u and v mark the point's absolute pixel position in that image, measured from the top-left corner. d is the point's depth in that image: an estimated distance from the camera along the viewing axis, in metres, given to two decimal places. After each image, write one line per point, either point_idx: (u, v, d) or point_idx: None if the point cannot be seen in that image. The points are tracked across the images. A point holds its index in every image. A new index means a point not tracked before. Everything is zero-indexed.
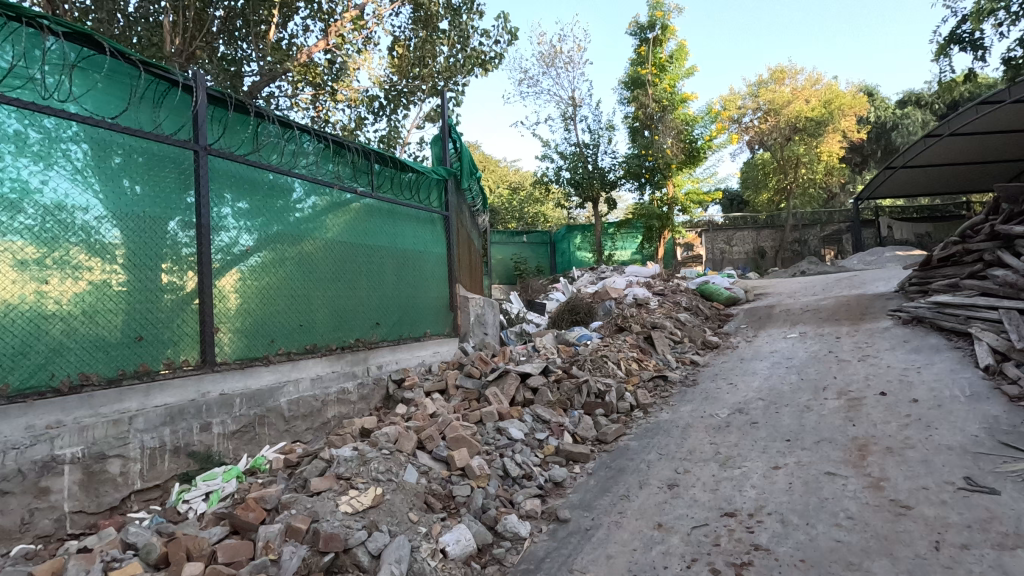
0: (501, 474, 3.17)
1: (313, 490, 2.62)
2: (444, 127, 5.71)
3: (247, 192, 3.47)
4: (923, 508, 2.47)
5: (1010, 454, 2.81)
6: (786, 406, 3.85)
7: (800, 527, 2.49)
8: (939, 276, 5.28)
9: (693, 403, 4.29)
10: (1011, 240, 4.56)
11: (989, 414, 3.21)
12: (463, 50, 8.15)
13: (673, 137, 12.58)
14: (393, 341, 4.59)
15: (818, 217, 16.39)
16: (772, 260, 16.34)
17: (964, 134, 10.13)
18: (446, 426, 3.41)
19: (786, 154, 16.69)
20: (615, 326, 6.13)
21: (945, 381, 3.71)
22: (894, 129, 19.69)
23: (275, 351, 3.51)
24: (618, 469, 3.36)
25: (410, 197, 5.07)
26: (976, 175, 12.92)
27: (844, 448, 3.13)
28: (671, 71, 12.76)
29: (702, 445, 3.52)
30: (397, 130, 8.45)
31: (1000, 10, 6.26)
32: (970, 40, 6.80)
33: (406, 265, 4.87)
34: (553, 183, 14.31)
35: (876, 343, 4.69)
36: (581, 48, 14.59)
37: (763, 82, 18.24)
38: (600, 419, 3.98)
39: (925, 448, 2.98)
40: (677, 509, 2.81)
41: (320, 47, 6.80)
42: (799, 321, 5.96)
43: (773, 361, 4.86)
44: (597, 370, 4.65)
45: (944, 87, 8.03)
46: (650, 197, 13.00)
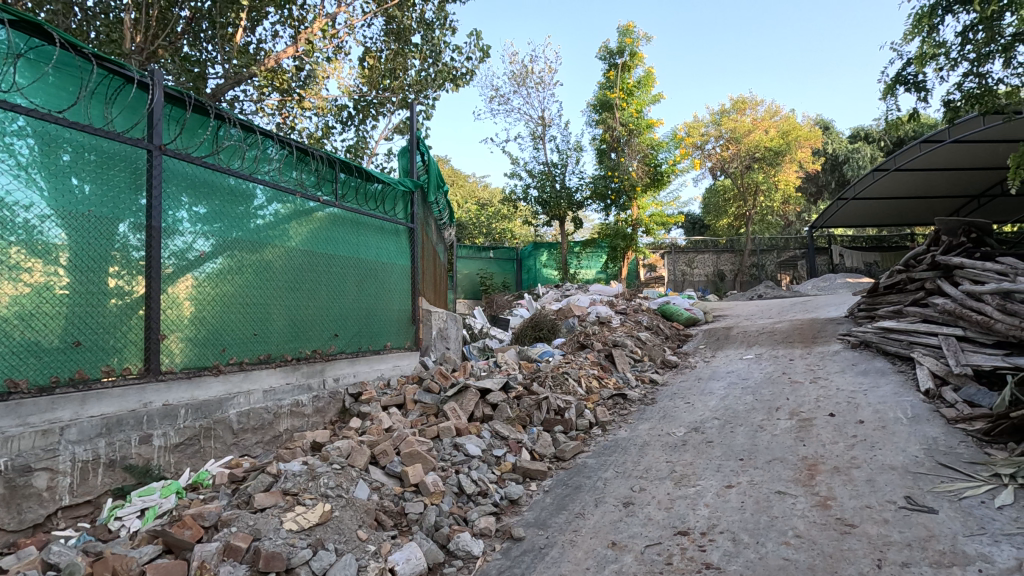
0: (455, 490, 3.11)
1: (257, 506, 2.50)
2: (412, 139, 5.68)
3: (205, 196, 3.36)
4: (866, 526, 2.54)
5: (947, 474, 2.92)
6: (741, 426, 3.92)
7: (750, 545, 2.52)
8: (885, 302, 5.52)
9: (651, 421, 4.33)
10: (950, 270, 4.82)
11: (928, 436, 3.34)
12: (434, 64, 8.16)
13: (639, 160, 12.93)
14: (352, 352, 4.49)
15: (776, 243, 16.96)
16: (731, 283, 16.80)
17: (910, 169, 10.72)
18: (401, 441, 3.33)
19: (746, 181, 17.72)
20: (576, 343, 6.17)
21: (889, 404, 3.85)
22: (845, 162, 20.72)
23: (226, 360, 3.38)
24: (575, 486, 3.34)
25: (375, 207, 5.01)
26: (920, 208, 13.68)
27: (794, 467, 3.20)
28: (638, 96, 13.08)
29: (658, 463, 3.54)
30: (365, 141, 8.41)
31: (941, 55, 6.66)
32: (913, 82, 7.21)
33: (368, 276, 4.79)
34: (521, 201, 14.46)
35: (826, 366, 4.85)
36: (552, 70, 14.85)
37: (726, 111, 18.80)
38: (559, 436, 3.97)
39: (869, 468, 3.08)
40: (632, 528, 2.81)
41: (288, 54, 6.70)
42: (755, 342, 6.12)
43: (729, 382, 4.96)
44: (557, 387, 4.65)
45: (890, 125, 8.45)
46: (616, 218, 13.27)
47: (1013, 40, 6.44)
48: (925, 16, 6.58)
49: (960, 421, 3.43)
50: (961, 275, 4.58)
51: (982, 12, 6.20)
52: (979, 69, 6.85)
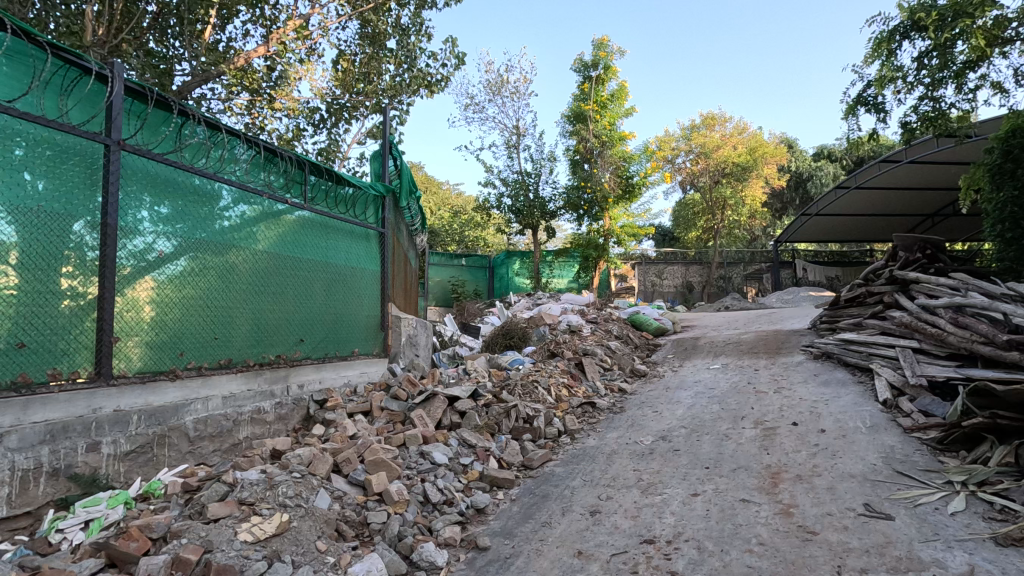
0: (420, 499, 3.04)
1: (210, 516, 2.40)
2: (385, 143, 5.61)
3: (168, 195, 3.24)
4: (827, 534, 2.57)
5: (904, 481, 2.99)
6: (707, 434, 3.96)
7: (714, 554, 2.53)
8: (846, 315, 5.68)
9: (619, 430, 4.34)
10: (907, 284, 5.01)
11: (886, 445, 3.43)
12: (409, 70, 8.12)
13: (611, 171, 13.10)
14: (318, 359, 4.38)
15: (743, 256, 17.39)
16: (700, 294, 17.11)
17: (870, 187, 11.13)
18: (366, 449, 3.26)
19: (715, 196, 18.10)
20: (547, 352, 6.17)
21: (849, 413, 3.95)
22: (809, 180, 21.37)
23: (184, 365, 3.25)
24: (542, 495, 3.32)
25: (345, 211, 4.93)
26: (879, 225, 14.21)
27: (758, 475, 3.24)
28: (612, 109, 13.29)
29: (625, 472, 3.54)
30: (337, 144, 8.30)
31: (899, 79, 6.96)
32: (873, 104, 7.51)
33: (336, 281, 4.70)
34: (495, 209, 14.47)
35: (790, 376, 4.95)
36: (527, 80, 14.95)
37: (696, 127, 19.23)
38: (527, 444, 3.94)
39: (830, 476, 3.14)
40: (598, 537, 2.79)
41: (259, 53, 6.57)
42: (722, 353, 6.22)
43: (696, 391, 5.02)
44: (526, 395, 4.63)
45: (851, 144, 8.77)
46: (588, 228, 13.38)
47: (964, 67, 6.78)
48: (884, 41, 6.87)
49: (915, 430, 3.53)
50: (918, 290, 4.75)
51: (936, 39, 6.52)
52: (933, 93, 7.19)
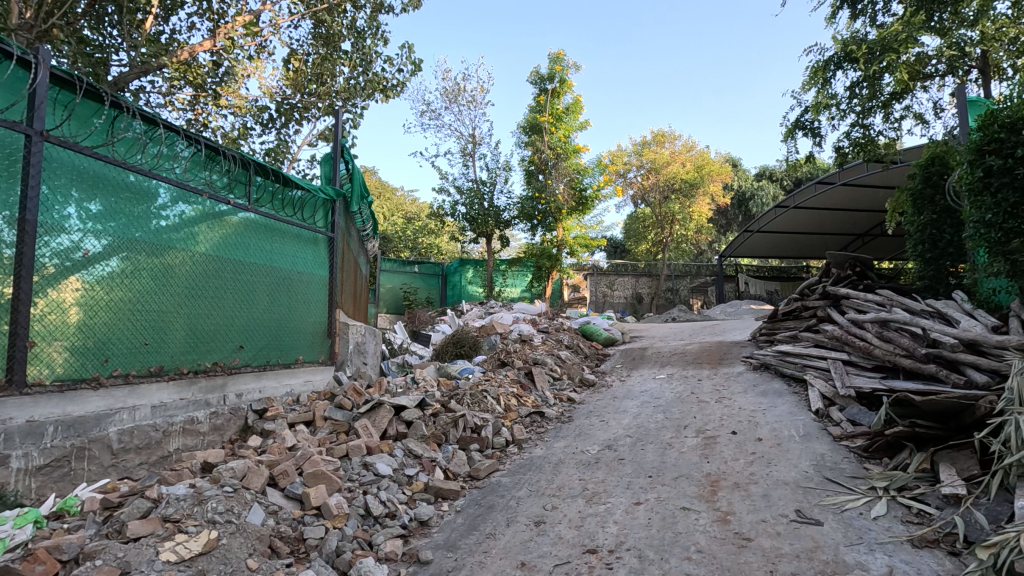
0: (361, 512, 2.96)
1: (130, 535, 2.27)
2: (337, 146, 5.50)
3: (99, 192, 3.04)
4: (761, 540, 2.66)
5: (832, 488, 3.14)
6: (651, 443, 4.04)
7: (655, 562, 2.57)
8: (783, 328, 5.95)
9: (567, 439, 4.37)
10: (838, 299, 5.30)
11: (817, 452, 3.59)
12: (364, 73, 7.99)
13: (565, 183, 13.30)
14: (258, 366, 4.21)
15: (690, 269, 18.00)
16: (648, 306, 17.55)
17: (807, 207, 11.77)
18: (305, 460, 3.14)
19: (664, 211, 18.66)
20: (497, 361, 6.15)
21: (784, 422, 4.12)
22: (751, 199, 22.39)
23: (110, 372, 3.04)
24: (487, 506, 3.29)
25: (292, 214, 4.76)
26: (814, 243, 15.01)
27: (698, 483, 3.32)
28: (567, 122, 13.50)
29: (571, 481, 3.56)
30: (286, 145, 8.06)
31: (833, 106, 7.41)
32: (810, 128, 7.94)
33: (281, 286, 4.53)
34: (449, 216, 14.41)
35: (730, 386, 5.13)
36: (484, 89, 15.01)
37: (647, 143, 19.84)
38: (473, 454, 3.91)
39: (766, 483, 3.26)
40: (542, 547, 2.78)
41: (204, 47, 6.30)
42: (667, 363, 6.39)
43: (642, 401, 5.12)
44: (475, 405, 4.60)
45: (790, 166, 9.24)
46: (542, 238, 13.48)
47: (890, 98, 7.29)
48: (820, 69, 7.30)
49: (844, 438, 3.71)
50: (848, 305, 5.03)
51: (866, 70, 6.97)
52: (864, 121, 7.69)
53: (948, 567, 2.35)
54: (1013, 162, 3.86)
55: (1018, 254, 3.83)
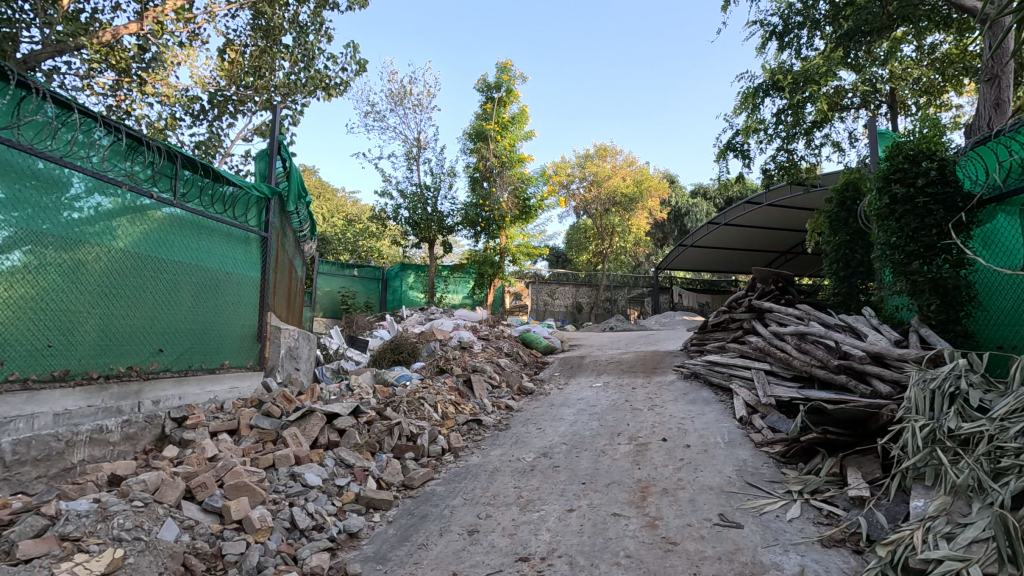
0: (286, 526, 2.84)
1: (20, 557, 2.08)
2: (274, 143, 5.27)
3: (2, 178, 2.77)
4: (686, 544, 2.76)
5: (752, 492, 3.30)
6: (585, 450, 4.12)
7: (585, 567, 2.61)
8: (712, 339, 6.24)
9: (503, 447, 4.37)
10: (762, 313, 5.62)
11: (740, 458, 3.78)
12: (306, 69, 7.75)
13: (509, 192, 13.38)
14: (179, 371, 3.96)
15: (628, 281, 18.55)
16: (588, 315, 17.90)
17: (736, 225, 12.41)
18: (226, 471, 2.98)
19: (605, 223, 19.16)
20: (435, 368, 6.08)
21: (711, 429, 4.30)
22: (686, 215, 23.38)
23: (6, 377, 2.77)
24: (421, 515, 3.23)
25: (223, 211, 4.52)
26: (743, 259, 15.84)
27: (629, 490, 3.40)
28: (512, 131, 13.63)
29: (506, 489, 3.57)
30: (219, 138, 7.68)
31: (761, 130, 7.88)
32: (740, 150, 8.41)
33: (207, 287, 4.29)
34: (391, 220, 14.17)
35: (662, 395, 5.31)
36: (430, 94, 14.92)
37: (590, 156, 20.34)
38: (408, 463, 3.84)
39: (692, 488, 3.38)
40: (474, 556, 2.76)
41: (130, 30, 5.91)
42: (604, 371, 6.54)
43: (578, 408, 5.21)
44: (412, 413, 4.52)
45: (722, 185, 9.73)
46: (485, 245, 13.47)
47: (811, 126, 7.85)
48: (750, 96, 7.76)
49: (764, 444, 3.92)
50: (771, 318, 5.34)
51: (791, 98, 7.47)
52: (788, 146, 8.22)
53: (852, 565, 2.52)
54: (914, 192, 4.23)
55: (917, 275, 4.20)
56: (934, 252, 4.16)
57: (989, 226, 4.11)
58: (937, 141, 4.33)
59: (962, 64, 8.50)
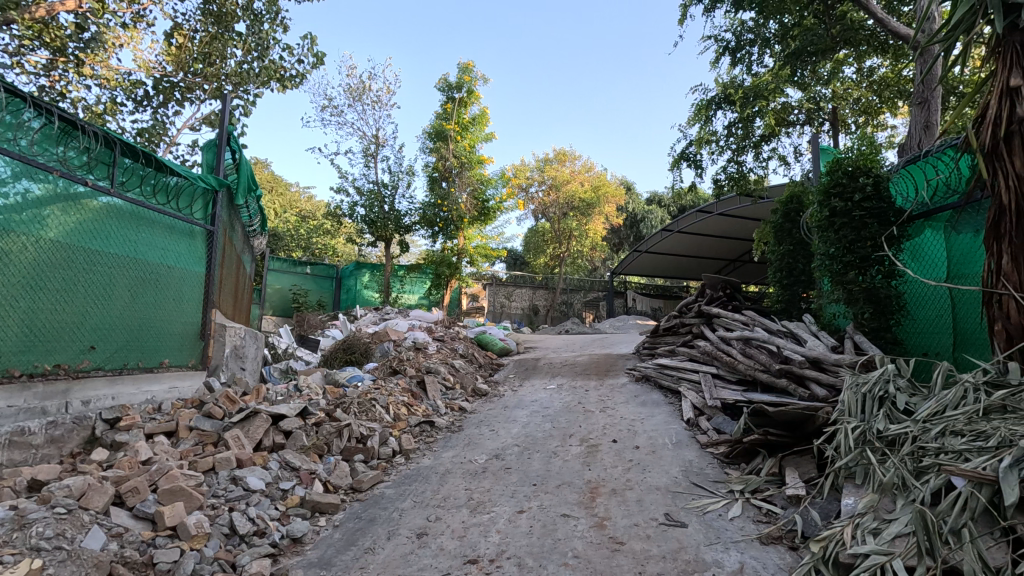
0: (225, 532, 2.72)
1: None
2: (223, 133, 5.07)
3: None
4: (632, 543, 2.81)
5: (697, 492, 3.40)
6: (537, 452, 4.14)
7: (533, 569, 2.62)
8: (663, 342, 6.40)
9: (455, 449, 4.34)
10: (710, 318, 5.80)
11: (686, 459, 3.88)
12: (260, 59, 7.49)
13: (468, 193, 13.36)
14: (112, 370, 3.74)
15: (584, 284, 18.81)
16: (544, 317, 18.03)
17: (689, 232, 12.78)
18: (161, 475, 2.84)
19: (562, 227, 19.37)
20: (389, 369, 5.99)
21: (659, 431, 4.41)
22: (642, 221, 23.92)
23: None
24: (368, 519, 3.16)
25: (166, 202, 4.31)
26: (694, 266, 16.33)
27: (579, 491, 3.44)
28: (473, 132, 13.61)
29: (457, 491, 3.54)
30: (164, 126, 7.33)
31: (713, 142, 8.16)
32: (693, 160, 8.67)
33: (146, 281, 4.08)
34: (346, 217, 13.87)
35: (614, 397, 5.40)
36: (390, 91, 14.72)
37: (549, 160, 20.54)
38: (357, 465, 3.76)
39: (640, 489, 3.45)
40: (422, 560, 2.73)
41: (67, 7, 5.56)
42: (558, 373, 6.60)
43: (532, 410, 5.23)
44: (362, 414, 4.44)
45: (676, 194, 10.02)
46: (442, 246, 13.36)
47: (760, 140, 8.18)
48: (703, 108, 8.02)
49: (709, 445, 4.04)
50: (719, 323, 5.52)
51: (742, 112, 7.77)
52: (739, 158, 8.54)
53: (788, 561, 2.62)
54: (851, 206, 4.48)
55: (852, 284, 4.44)
56: (868, 263, 4.43)
57: (918, 240, 4.38)
58: (874, 158, 4.59)
59: (897, 87, 9.06)
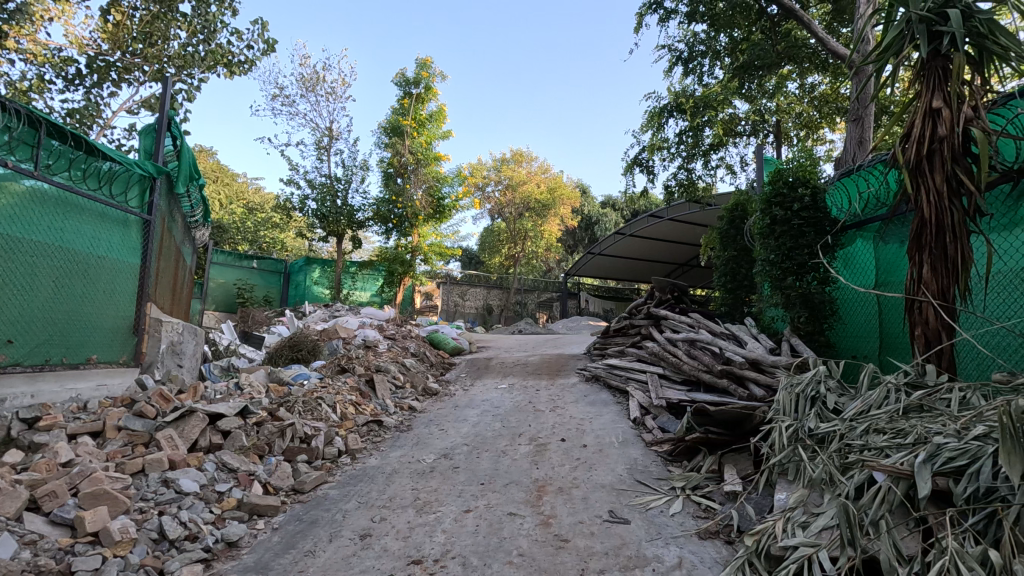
0: (153, 537, 2.59)
1: None
2: (163, 118, 4.81)
3: None
4: (576, 540, 2.85)
5: (641, 489, 3.48)
6: (487, 451, 4.14)
7: (478, 568, 2.62)
8: (613, 343, 6.52)
9: (403, 448, 4.28)
10: (658, 320, 5.96)
11: (631, 457, 3.97)
12: (206, 42, 7.18)
13: (423, 190, 13.13)
14: (33, 366, 3.50)
15: (539, 285, 18.96)
16: (497, 317, 18.06)
17: (641, 236, 13.09)
18: (83, 478, 2.68)
19: (518, 227, 19.46)
20: (337, 367, 5.84)
21: (607, 430, 4.49)
22: (596, 224, 24.30)
23: None
24: (310, 521, 3.07)
25: (98, 189, 4.06)
26: (644, 269, 16.74)
27: (526, 489, 3.46)
28: (429, 129, 13.47)
29: (403, 491, 3.49)
30: (98, 107, 6.91)
31: (665, 148, 8.38)
32: (645, 165, 8.88)
33: (73, 272, 3.83)
34: (296, 210, 13.47)
35: (564, 397, 5.46)
36: (345, 83, 14.39)
37: (506, 160, 20.59)
38: (300, 466, 3.64)
39: (586, 487, 3.50)
40: (365, 562, 2.67)
41: None
42: (509, 373, 6.62)
43: (482, 410, 5.21)
44: (307, 413, 4.31)
45: (629, 198, 10.25)
46: (396, 243, 13.15)
47: (709, 148, 8.47)
48: (655, 115, 8.24)
49: (654, 444, 4.14)
50: (666, 325, 5.68)
51: (692, 121, 8.03)
52: (689, 165, 8.82)
53: (723, 555, 2.72)
54: (791, 215, 4.71)
55: (790, 289, 4.65)
56: (805, 269, 4.66)
57: (851, 249, 4.65)
58: (811, 170, 4.80)
59: (835, 104, 9.57)
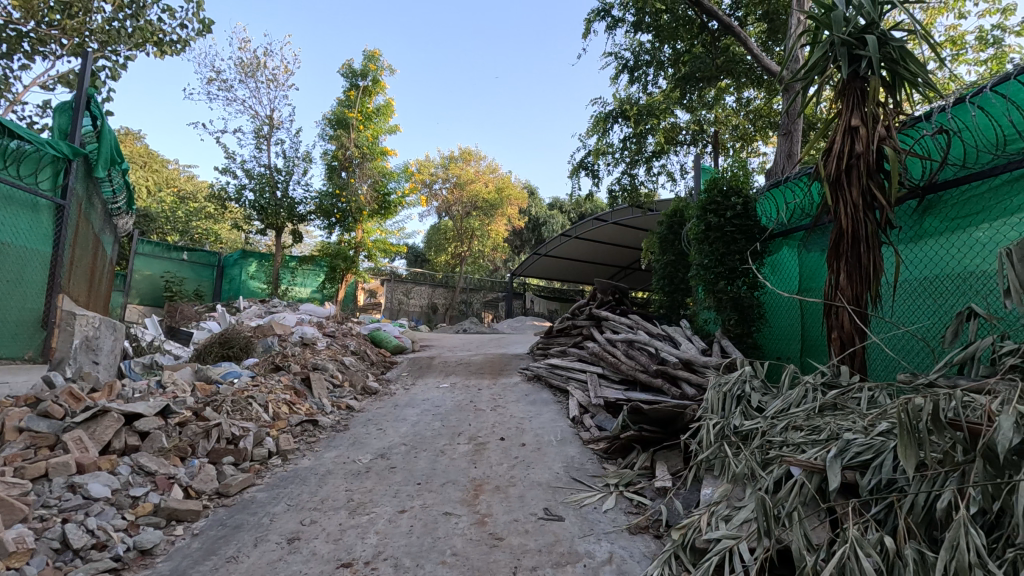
0: (55, 547, 2.41)
1: None
2: (82, 96, 4.46)
3: None
4: (510, 538, 2.86)
5: (576, 486, 3.54)
6: (424, 451, 4.09)
7: (410, 569, 2.58)
8: (556, 343, 6.60)
9: (338, 448, 4.17)
10: (599, 321, 6.09)
11: (569, 455, 4.03)
12: (133, 18, 6.74)
13: (369, 185, 12.83)
14: None
15: (484, 284, 18.94)
16: (442, 316, 17.92)
17: (585, 239, 13.32)
18: None
19: (464, 226, 19.37)
20: (271, 365, 5.62)
21: (546, 428, 4.54)
22: (544, 225, 24.56)
23: None
24: (234, 526, 2.93)
25: (4, 169, 3.73)
26: (588, 271, 17.06)
27: (463, 488, 3.44)
28: (376, 123, 13.17)
29: (336, 492, 3.39)
30: (7, 80, 6.35)
31: (609, 153, 8.57)
32: (591, 169, 9.04)
33: None
34: (232, 201, 12.86)
35: (505, 396, 5.48)
36: (288, 71, 13.88)
37: (454, 158, 20.46)
38: (226, 468, 3.48)
39: (523, 485, 3.53)
40: (291, 566, 2.58)
41: None
42: (451, 372, 6.57)
43: (422, 409, 5.15)
44: (236, 413, 4.12)
45: (575, 201, 10.42)
46: (339, 238, 12.80)
47: (651, 155, 8.73)
48: (601, 120, 8.42)
49: (591, 442, 4.22)
50: (607, 326, 5.80)
51: (636, 128, 8.25)
52: (632, 170, 9.06)
53: (652, 548, 2.80)
54: (724, 222, 4.92)
55: (721, 293, 4.86)
56: (736, 275, 4.88)
57: (777, 256, 4.91)
58: (743, 181, 5.06)
59: (768, 118, 10.08)
